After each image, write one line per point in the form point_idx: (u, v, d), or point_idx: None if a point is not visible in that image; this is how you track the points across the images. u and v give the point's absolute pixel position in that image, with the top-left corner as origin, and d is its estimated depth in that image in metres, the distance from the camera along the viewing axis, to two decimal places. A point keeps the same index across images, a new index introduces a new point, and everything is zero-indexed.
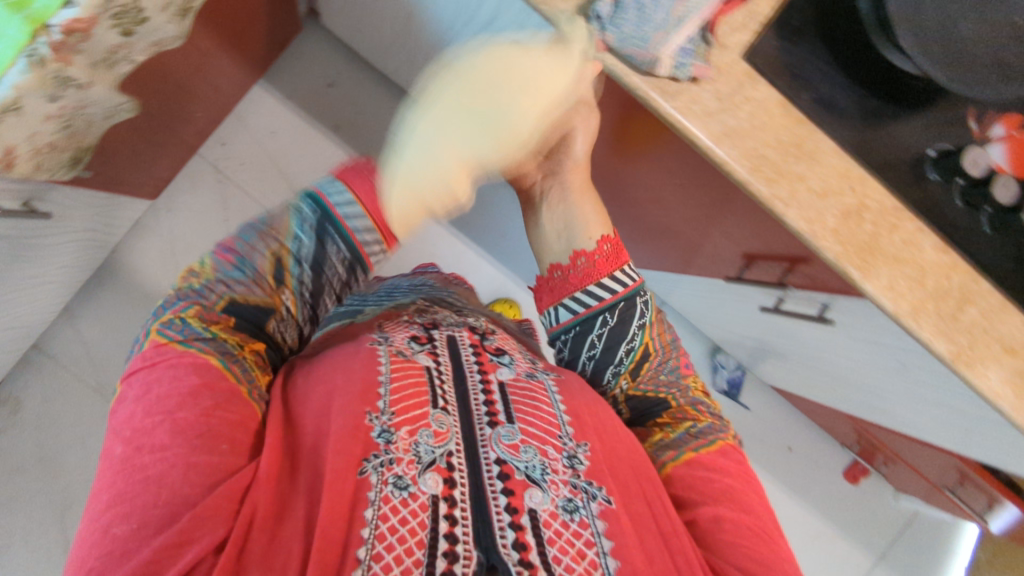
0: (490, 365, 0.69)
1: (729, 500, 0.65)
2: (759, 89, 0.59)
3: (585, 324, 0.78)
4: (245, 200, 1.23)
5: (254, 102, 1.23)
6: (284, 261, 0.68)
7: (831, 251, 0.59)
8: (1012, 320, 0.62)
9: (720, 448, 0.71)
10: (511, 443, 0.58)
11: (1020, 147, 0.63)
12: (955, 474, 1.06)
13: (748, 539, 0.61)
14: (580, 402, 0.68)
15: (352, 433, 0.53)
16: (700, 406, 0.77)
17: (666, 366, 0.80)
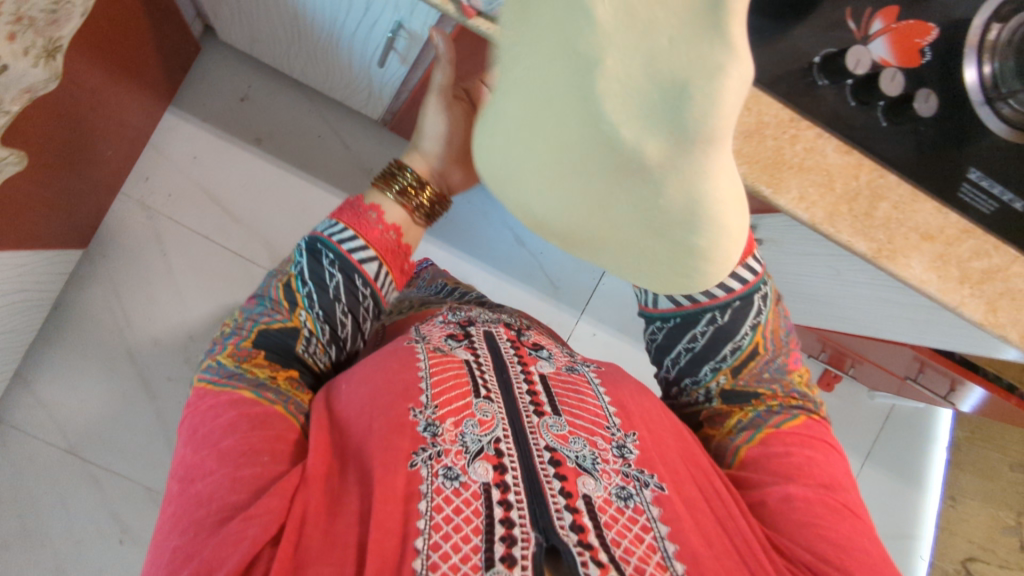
0: (530, 358, 0.72)
1: (806, 477, 0.66)
2: None
3: (689, 319, 0.73)
4: (179, 231, 1.21)
5: (167, 130, 1.20)
6: (288, 285, 0.73)
7: (743, 170, 0.61)
8: (924, 207, 0.66)
9: (804, 424, 0.71)
10: (559, 431, 0.62)
11: (898, 40, 0.65)
12: (915, 364, 1.11)
13: (820, 515, 0.63)
14: (624, 389, 0.72)
15: (391, 432, 0.58)
16: (797, 393, 0.74)
17: (774, 362, 0.75)
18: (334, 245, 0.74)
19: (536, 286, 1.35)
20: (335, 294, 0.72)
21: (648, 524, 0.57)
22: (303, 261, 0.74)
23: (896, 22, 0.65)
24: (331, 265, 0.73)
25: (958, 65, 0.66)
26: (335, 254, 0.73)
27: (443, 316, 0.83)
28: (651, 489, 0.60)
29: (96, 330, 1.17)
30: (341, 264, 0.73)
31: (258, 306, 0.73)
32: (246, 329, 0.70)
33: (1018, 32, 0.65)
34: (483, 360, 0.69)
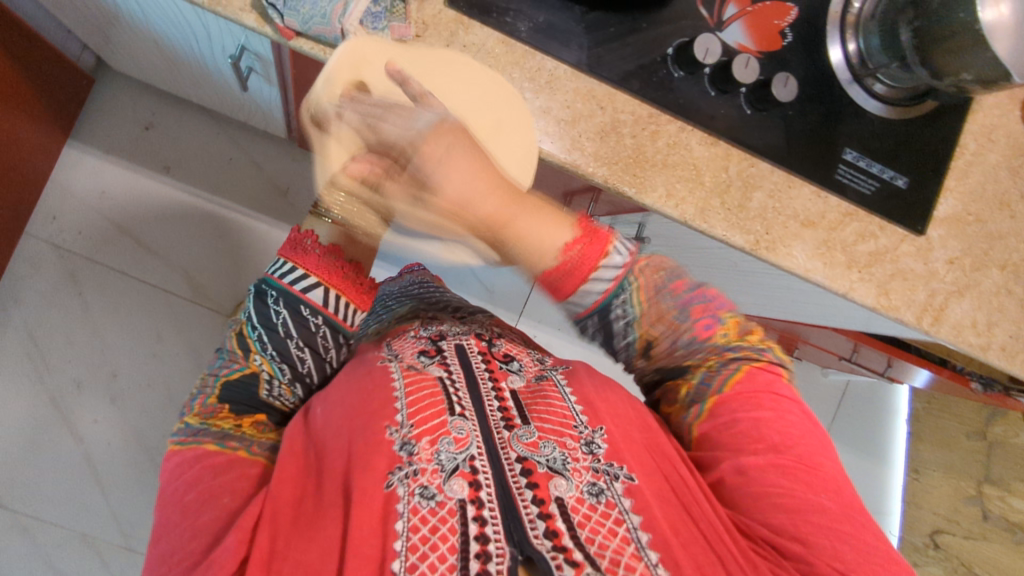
0: (502, 371, 0.64)
1: (755, 444, 0.55)
2: (473, 32, 0.56)
3: (576, 329, 0.59)
4: (92, 268, 1.17)
5: (71, 166, 1.16)
6: (240, 331, 0.64)
7: (603, 173, 0.59)
8: (802, 192, 0.64)
9: (747, 380, 0.58)
10: (531, 440, 0.55)
11: (755, 23, 0.62)
12: (849, 346, 1.08)
13: (776, 478, 0.54)
14: (588, 384, 0.64)
15: (363, 456, 0.53)
16: (727, 350, 0.59)
17: (686, 337, 0.58)
18: (280, 283, 0.63)
19: (469, 293, 1.32)
20: (285, 332, 0.62)
21: (621, 517, 0.51)
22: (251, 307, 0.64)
23: (751, 5, 0.62)
24: (275, 303, 0.63)
25: (822, 45, 0.64)
26: (278, 289, 0.63)
27: (413, 330, 0.73)
28: (621, 481, 0.54)
29: (12, 379, 1.13)
30: (286, 300, 0.63)
31: (218, 360, 0.65)
32: (208, 385, 0.62)
33: (880, 5, 0.62)
34: (454, 372, 0.61)
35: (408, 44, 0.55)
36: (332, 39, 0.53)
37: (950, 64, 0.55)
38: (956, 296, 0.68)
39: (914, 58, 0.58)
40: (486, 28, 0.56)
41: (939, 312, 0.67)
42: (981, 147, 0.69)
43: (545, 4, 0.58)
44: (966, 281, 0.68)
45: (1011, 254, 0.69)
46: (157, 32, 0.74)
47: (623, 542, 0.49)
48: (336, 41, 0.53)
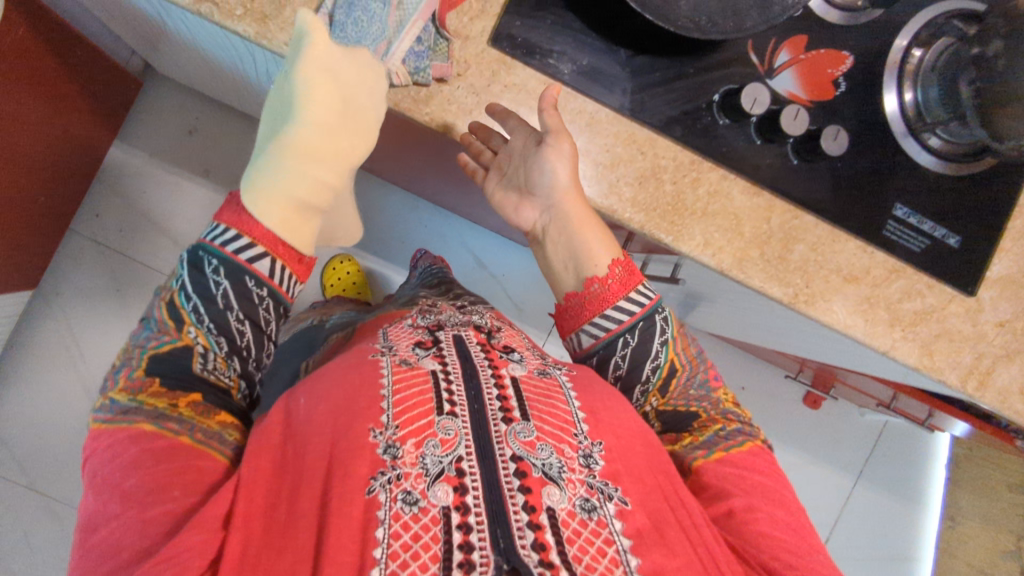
0: (501, 359, 0.56)
1: (758, 495, 0.54)
2: (516, 73, 0.56)
3: (608, 349, 0.59)
4: (132, 265, 1.20)
5: (116, 166, 1.19)
6: (171, 300, 0.53)
7: (639, 219, 0.59)
8: (846, 246, 0.62)
9: (752, 451, 0.57)
10: (526, 438, 0.49)
11: (807, 71, 0.60)
12: (888, 391, 1.04)
13: (772, 526, 0.52)
14: (597, 392, 0.56)
15: (340, 454, 0.46)
16: (732, 416, 0.61)
17: (695, 379, 0.62)
18: (219, 249, 0.52)
19: (498, 308, 1.31)
20: (225, 302, 0.52)
21: (611, 536, 0.46)
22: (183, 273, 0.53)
23: (805, 52, 0.60)
24: (215, 272, 0.52)
25: (878, 91, 0.62)
26: (219, 258, 0.52)
27: (411, 318, 0.64)
28: (614, 500, 0.49)
29: (52, 370, 1.16)
30: (227, 269, 0.52)
31: (144, 330, 0.53)
32: (134, 357, 0.51)
33: (942, 55, 0.59)
34: (448, 362, 0.53)
35: (448, 83, 0.55)
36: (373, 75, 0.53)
37: (1011, 131, 0.53)
38: (1004, 360, 0.65)
39: (975, 115, 0.55)
40: (528, 67, 0.56)
41: (984, 376, 0.65)
42: None
43: (589, 44, 0.56)
44: (1017, 345, 0.65)
45: None
46: (213, 54, 0.75)
47: (613, 564, 0.45)
48: None
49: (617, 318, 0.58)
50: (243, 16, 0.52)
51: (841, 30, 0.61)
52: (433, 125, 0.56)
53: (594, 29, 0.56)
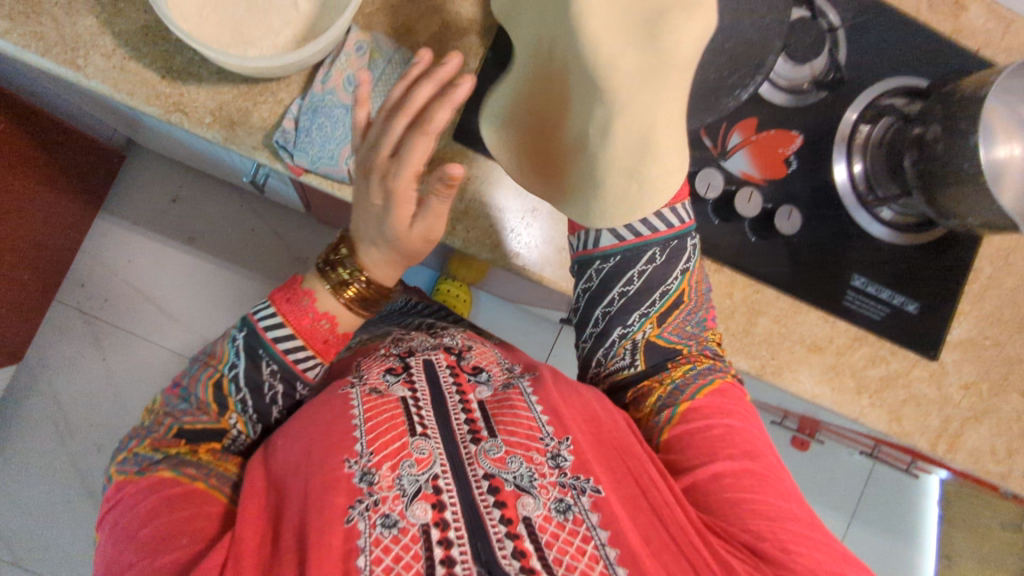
0: (467, 382, 0.54)
1: (728, 450, 0.55)
2: (478, 165, 0.58)
3: (631, 256, 0.59)
4: (116, 333, 1.15)
5: (100, 236, 1.16)
6: (216, 380, 0.51)
7: None
8: (808, 317, 0.63)
9: (720, 392, 0.58)
10: (496, 455, 0.48)
11: (759, 152, 0.63)
12: (871, 440, 1.04)
13: (739, 485, 0.53)
14: (560, 394, 0.55)
15: (314, 487, 0.44)
16: (710, 353, 0.60)
17: (696, 316, 0.60)
18: (278, 351, 0.50)
19: None
20: (273, 400, 0.52)
21: (588, 533, 0.46)
22: (240, 364, 0.51)
23: (755, 134, 0.63)
24: (270, 374, 0.50)
25: (827, 162, 0.64)
26: (279, 361, 0.50)
27: (384, 348, 0.61)
28: (587, 494, 0.48)
29: (32, 443, 1.11)
30: (284, 374, 0.51)
31: (181, 400, 0.52)
32: (163, 425, 0.51)
33: (888, 132, 0.62)
34: (417, 388, 0.51)
35: None
36: (340, 177, 0.54)
37: (955, 208, 0.54)
38: (972, 422, 0.66)
39: (918, 193, 0.57)
40: (490, 161, 0.58)
41: (954, 439, 0.66)
42: (997, 271, 0.67)
43: None
44: (984, 407, 0.66)
45: None
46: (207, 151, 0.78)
47: (592, 561, 0.44)
48: (344, 178, 0.54)
49: (635, 233, 0.59)
50: (212, 124, 0.53)
51: (790, 112, 0.63)
52: None
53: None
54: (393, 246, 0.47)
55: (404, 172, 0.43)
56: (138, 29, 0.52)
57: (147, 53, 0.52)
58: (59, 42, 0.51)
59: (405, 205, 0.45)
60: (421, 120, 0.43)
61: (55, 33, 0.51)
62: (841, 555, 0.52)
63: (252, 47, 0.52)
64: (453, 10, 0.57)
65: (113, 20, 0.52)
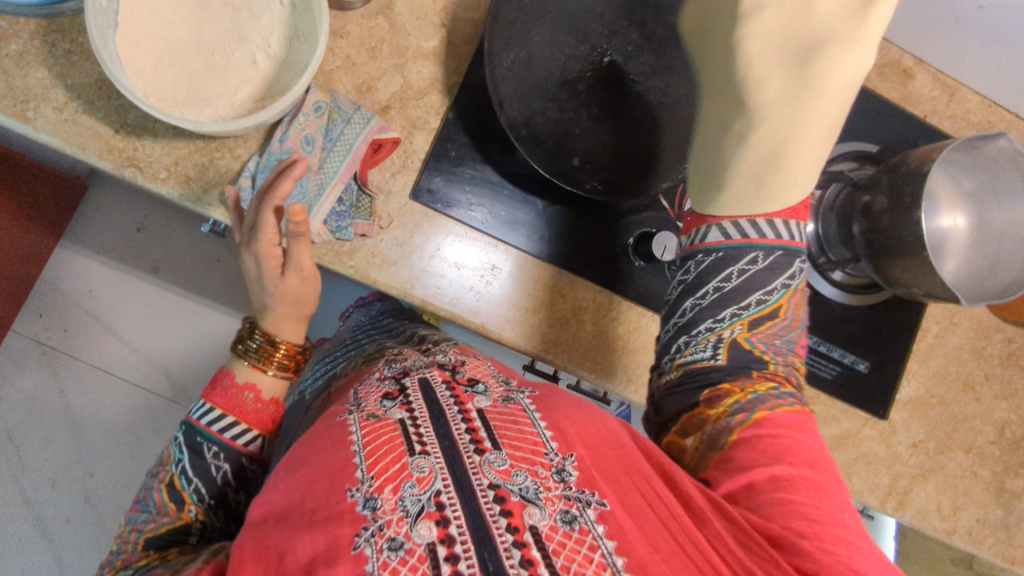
0: (466, 393, 0.43)
1: (792, 456, 0.45)
2: (437, 223, 0.57)
3: (735, 253, 0.51)
4: (77, 367, 1.05)
5: (60, 266, 1.05)
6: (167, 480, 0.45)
7: (563, 358, 0.60)
8: None
9: (794, 413, 0.48)
10: (502, 466, 0.38)
11: None
12: None
13: (788, 487, 0.43)
14: (564, 401, 0.45)
15: (316, 518, 0.36)
16: (791, 378, 0.51)
17: (789, 337, 0.52)
18: (215, 433, 0.46)
19: None
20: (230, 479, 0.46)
21: (596, 542, 0.36)
22: (183, 453, 0.46)
23: None
24: (217, 454, 0.46)
25: None
26: (219, 443, 0.46)
27: (376, 371, 0.51)
28: (593, 506, 0.38)
29: None
30: (230, 455, 0.46)
31: (137, 514, 0.45)
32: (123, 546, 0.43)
33: (838, 196, 0.64)
34: (416, 408, 0.42)
35: (371, 237, 0.56)
36: None
37: (903, 276, 0.56)
38: (920, 480, 0.68)
39: (867, 256, 0.59)
40: (450, 220, 0.58)
41: (903, 496, 0.68)
42: (943, 330, 0.69)
43: (506, 199, 0.59)
44: (930, 464, 0.68)
45: (975, 436, 0.70)
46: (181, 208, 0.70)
47: (600, 570, 0.35)
48: None
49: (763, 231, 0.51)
50: (167, 179, 0.52)
51: None
52: (359, 277, 0.56)
53: (507, 182, 0.59)
54: (280, 302, 0.49)
55: (260, 235, 0.47)
56: (92, 82, 0.51)
57: (101, 107, 0.51)
58: (9, 95, 0.50)
59: (273, 258, 0.48)
60: (269, 190, 0.47)
61: (5, 84, 0.50)
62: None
63: (208, 106, 0.51)
64: (415, 70, 0.57)
65: (66, 73, 0.51)
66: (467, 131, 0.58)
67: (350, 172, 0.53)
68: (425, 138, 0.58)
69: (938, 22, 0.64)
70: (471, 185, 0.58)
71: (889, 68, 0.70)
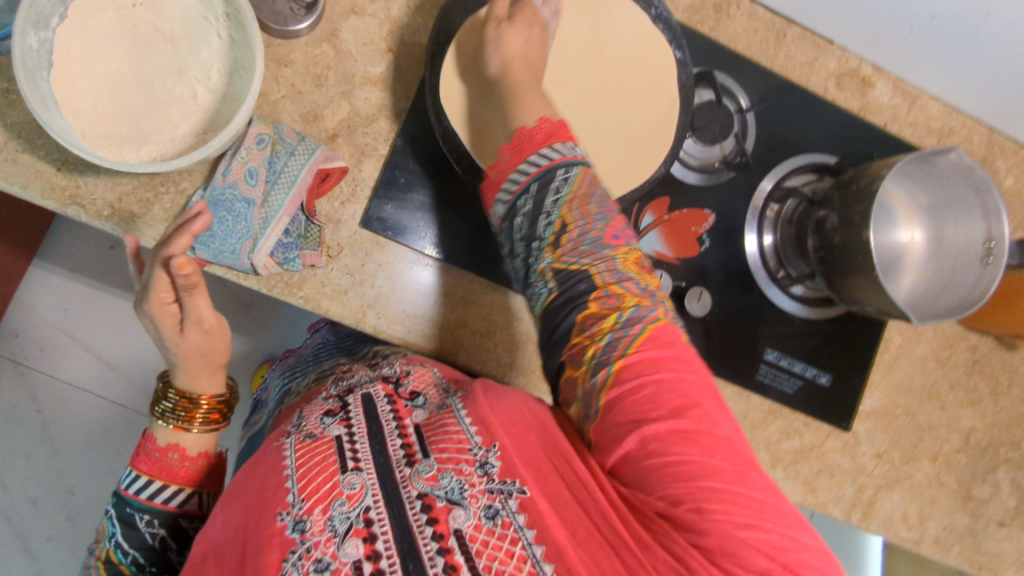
0: (405, 409, 0.45)
1: (656, 412, 0.39)
2: (388, 251, 0.57)
3: (509, 211, 0.46)
4: (54, 387, 0.97)
5: (31, 282, 0.96)
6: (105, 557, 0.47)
7: (520, 380, 0.60)
8: (723, 391, 0.64)
9: (654, 340, 0.41)
10: (429, 473, 0.39)
11: (671, 232, 0.64)
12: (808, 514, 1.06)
13: (661, 450, 0.39)
14: (492, 398, 0.45)
15: (249, 549, 0.38)
16: (635, 288, 0.43)
17: (595, 238, 0.44)
18: (144, 502, 0.47)
19: None
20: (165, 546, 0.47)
21: (517, 535, 0.37)
22: (115, 530, 0.47)
23: (668, 213, 0.64)
24: (148, 524, 0.47)
25: (739, 234, 0.65)
26: (151, 510, 0.47)
27: (322, 391, 0.51)
28: (516, 495, 0.39)
29: None
30: (165, 519, 0.47)
31: None
32: None
33: (798, 211, 0.64)
34: (355, 424, 0.43)
35: (321, 268, 0.56)
36: (241, 269, 0.53)
37: (858, 292, 0.55)
38: (885, 490, 0.68)
39: (822, 273, 0.59)
40: (402, 248, 0.57)
41: (868, 507, 0.67)
42: (907, 339, 0.69)
43: (457, 224, 0.59)
44: (896, 474, 0.68)
45: (941, 444, 0.69)
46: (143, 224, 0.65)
47: (521, 565, 0.36)
48: (245, 270, 0.53)
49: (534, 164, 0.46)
50: (110, 216, 0.52)
51: (699, 190, 0.65)
52: (309, 307, 0.55)
53: (459, 208, 0.59)
54: (188, 356, 0.48)
55: (152, 293, 0.44)
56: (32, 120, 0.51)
57: (42, 145, 0.51)
58: None
59: (171, 316, 0.46)
60: (164, 243, 0.44)
61: None
62: (809, 529, 0.39)
63: (147, 143, 0.50)
64: (362, 96, 0.57)
65: (4, 111, 0.50)
66: (417, 157, 0.58)
67: (296, 203, 0.53)
68: (374, 165, 0.57)
69: (895, 31, 0.64)
70: (422, 210, 0.58)
71: (849, 77, 0.70)
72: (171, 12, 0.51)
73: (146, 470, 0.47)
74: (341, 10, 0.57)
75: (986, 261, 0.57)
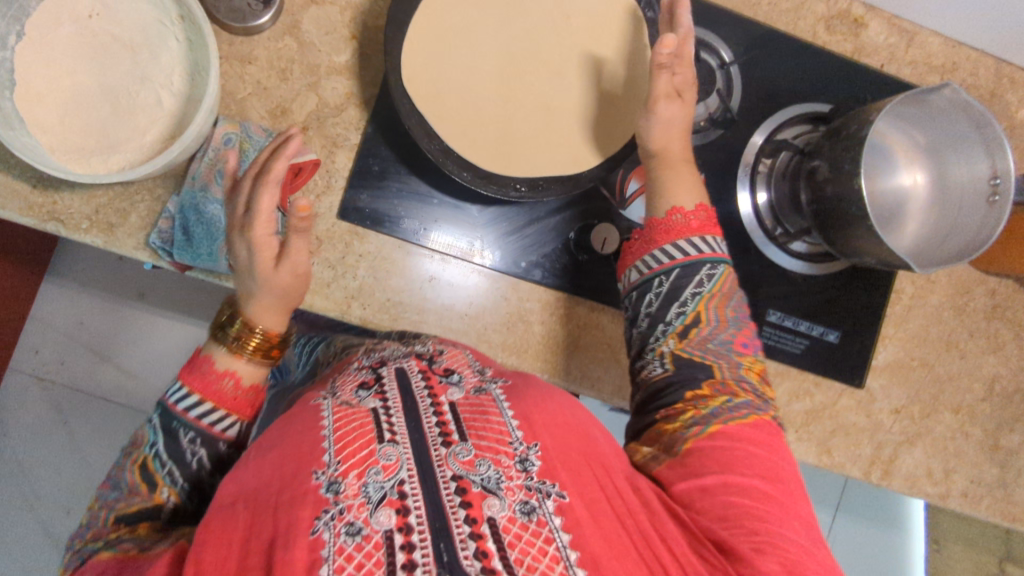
0: (439, 384, 0.40)
1: (744, 466, 0.41)
2: (368, 241, 0.57)
3: (642, 286, 0.50)
4: (81, 400, 0.99)
5: (46, 299, 0.99)
6: (143, 460, 0.40)
7: (513, 361, 0.59)
8: None
9: (756, 426, 0.44)
10: (467, 457, 0.35)
11: None
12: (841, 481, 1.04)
13: (741, 492, 0.40)
14: (537, 394, 0.41)
15: (281, 501, 0.33)
16: (747, 387, 0.47)
17: (723, 339, 0.48)
18: (193, 417, 0.41)
19: None
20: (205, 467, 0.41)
21: (551, 535, 0.34)
22: (159, 434, 0.40)
23: None
24: (192, 439, 0.41)
25: (731, 193, 0.63)
26: (198, 427, 0.41)
27: (355, 358, 0.47)
28: (553, 497, 0.36)
29: None
30: (209, 440, 0.41)
31: (109, 493, 0.40)
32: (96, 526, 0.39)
33: (790, 163, 0.61)
34: (390, 396, 0.38)
35: None
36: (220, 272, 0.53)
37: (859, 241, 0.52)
38: (906, 445, 0.66)
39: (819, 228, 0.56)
40: (384, 235, 0.57)
41: (888, 465, 0.65)
42: (920, 288, 0.67)
43: (436, 209, 0.58)
44: (916, 430, 0.66)
45: (964, 395, 0.67)
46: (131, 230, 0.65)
47: (554, 564, 0.33)
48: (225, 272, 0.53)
49: (678, 250, 0.49)
50: (90, 229, 0.52)
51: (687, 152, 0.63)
52: None
53: (435, 192, 0.58)
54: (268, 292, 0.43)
55: (258, 219, 0.42)
56: None
57: (17, 164, 0.52)
58: None
59: (269, 246, 0.43)
60: (261, 174, 0.42)
61: None
62: None
63: (117, 152, 0.50)
64: (330, 86, 0.56)
65: None
66: (390, 145, 0.57)
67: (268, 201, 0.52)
68: (346, 155, 0.57)
69: None
70: (399, 197, 0.57)
71: (839, 20, 0.66)
72: (128, 20, 0.51)
73: (198, 388, 0.41)
74: (301, 1, 0.56)
75: (991, 199, 0.53)
